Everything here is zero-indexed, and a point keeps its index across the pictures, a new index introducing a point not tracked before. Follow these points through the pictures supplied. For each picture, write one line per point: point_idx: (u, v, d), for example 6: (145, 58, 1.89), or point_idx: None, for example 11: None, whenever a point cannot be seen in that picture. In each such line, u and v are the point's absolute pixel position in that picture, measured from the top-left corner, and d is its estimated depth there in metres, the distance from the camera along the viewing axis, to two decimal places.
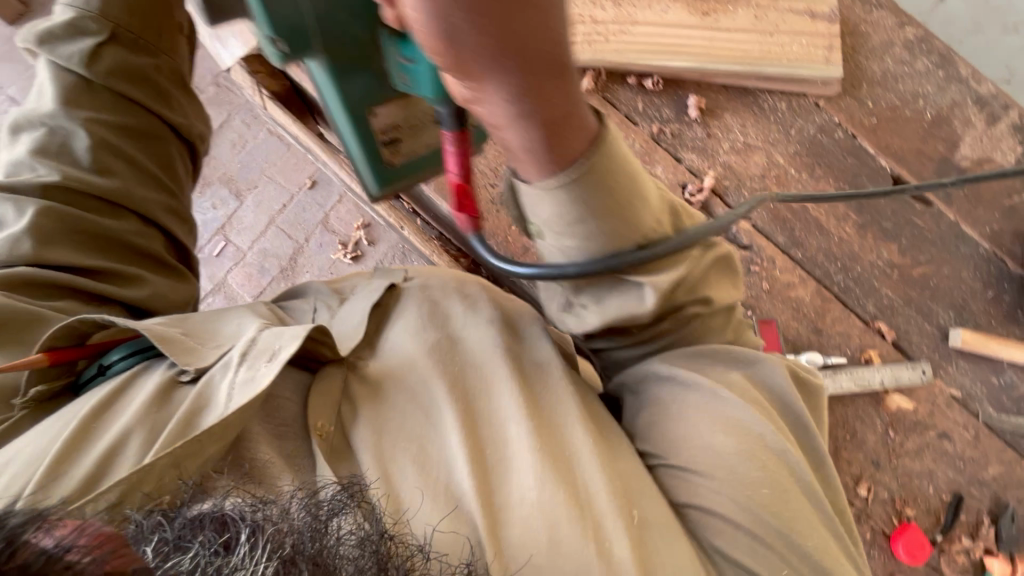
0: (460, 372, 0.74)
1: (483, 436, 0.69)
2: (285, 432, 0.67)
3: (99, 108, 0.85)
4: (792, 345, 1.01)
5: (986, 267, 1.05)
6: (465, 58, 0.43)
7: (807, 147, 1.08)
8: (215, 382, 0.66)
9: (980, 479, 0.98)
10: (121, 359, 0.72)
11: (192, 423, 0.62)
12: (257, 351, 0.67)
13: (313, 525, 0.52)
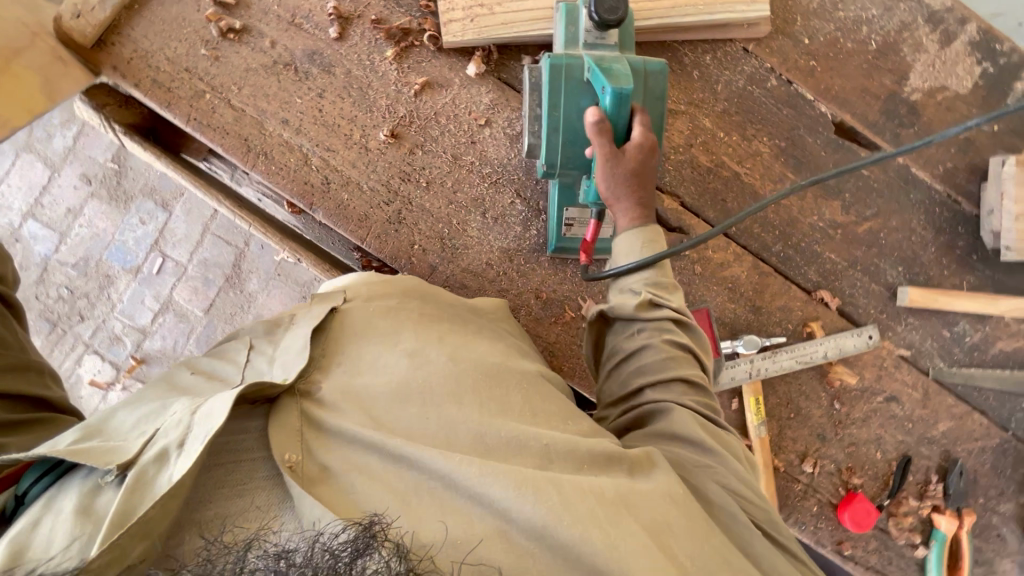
0: (423, 382, 0.60)
1: (466, 442, 0.56)
2: (246, 491, 0.51)
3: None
4: (731, 329, 0.95)
5: (937, 213, 0.97)
6: (613, 190, 0.74)
7: (736, 103, 0.96)
8: (151, 477, 0.47)
9: (929, 437, 0.96)
10: (34, 482, 0.49)
11: (130, 516, 0.44)
12: (188, 426, 0.49)
13: (340, 566, 0.39)
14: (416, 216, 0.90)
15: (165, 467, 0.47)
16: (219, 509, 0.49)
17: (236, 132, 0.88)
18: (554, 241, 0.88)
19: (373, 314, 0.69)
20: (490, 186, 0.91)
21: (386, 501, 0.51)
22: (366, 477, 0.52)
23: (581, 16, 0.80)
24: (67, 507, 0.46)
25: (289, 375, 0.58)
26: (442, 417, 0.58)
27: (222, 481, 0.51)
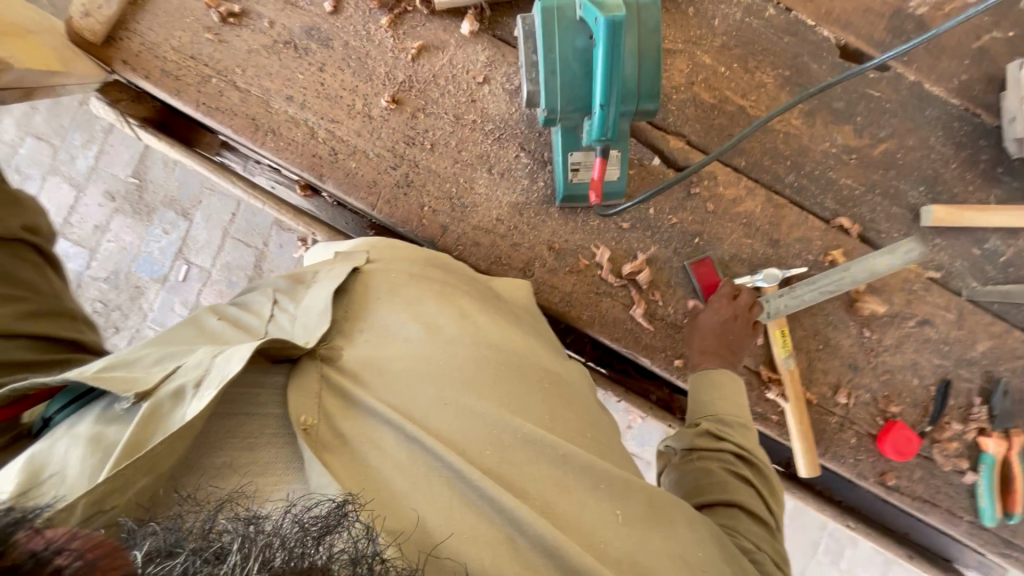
0: (444, 366, 0.65)
1: (471, 427, 0.60)
2: (256, 444, 0.55)
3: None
4: (750, 265, 0.93)
5: (956, 128, 0.94)
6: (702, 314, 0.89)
7: (735, 36, 0.95)
8: (166, 411, 0.52)
9: (968, 359, 0.92)
10: (61, 411, 0.56)
11: (141, 446, 0.49)
12: (199, 373, 0.54)
13: (306, 540, 0.41)
14: (424, 178, 0.91)
15: (180, 404, 0.52)
16: (225, 456, 0.53)
17: (244, 113, 0.90)
18: (562, 189, 0.88)
19: (397, 292, 0.73)
20: (493, 143, 0.92)
21: (393, 474, 0.56)
22: (381, 452, 0.57)
23: None
24: (86, 426, 0.52)
25: (311, 339, 0.63)
26: (454, 400, 0.62)
27: (233, 430, 0.55)
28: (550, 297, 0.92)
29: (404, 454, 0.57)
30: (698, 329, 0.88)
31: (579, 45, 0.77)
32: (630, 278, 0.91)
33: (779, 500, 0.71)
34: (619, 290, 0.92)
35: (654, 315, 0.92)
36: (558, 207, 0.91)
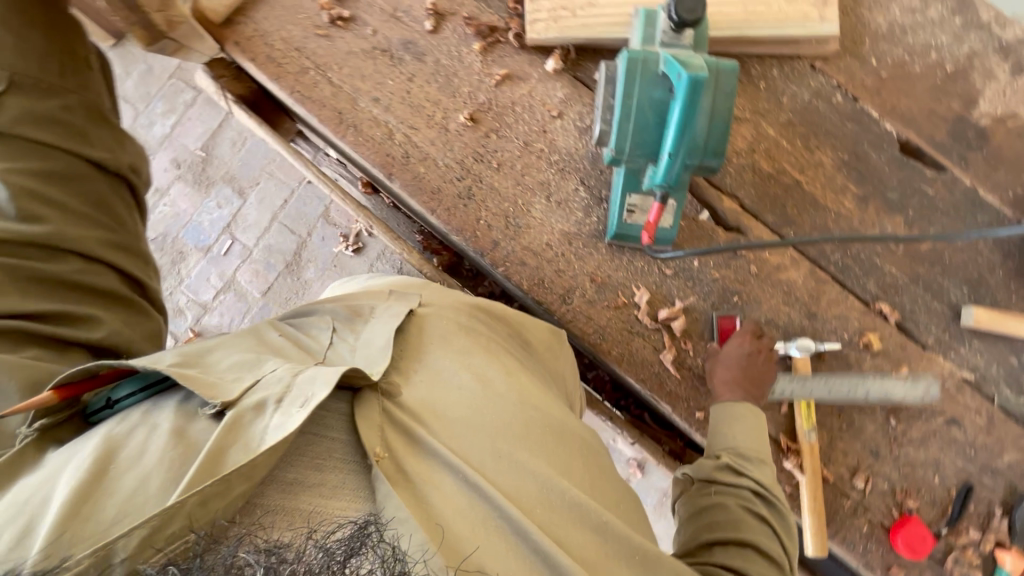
0: (500, 420, 0.66)
1: (531, 486, 0.62)
2: (324, 467, 0.56)
3: (19, 155, 0.66)
4: (784, 332, 0.94)
5: (1006, 237, 0.96)
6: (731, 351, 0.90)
7: (801, 115, 0.99)
8: (247, 422, 0.53)
9: (993, 468, 0.91)
10: (131, 395, 0.57)
11: (220, 461, 0.50)
12: (284, 392, 0.55)
13: (332, 565, 0.41)
14: (485, 194, 0.96)
15: (261, 418, 0.54)
16: (289, 473, 0.54)
17: (332, 106, 0.97)
18: (615, 226, 0.91)
19: (456, 337, 0.75)
20: (556, 173, 0.96)
21: (458, 523, 0.57)
22: (443, 497, 0.58)
23: (659, 19, 0.87)
24: (166, 422, 0.54)
25: (376, 370, 0.64)
26: (511, 456, 0.64)
27: (302, 448, 0.56)
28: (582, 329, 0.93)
29: (469, 508, 0.58)
30: (723, 384, 0.89)
31: (656, 97, 0.82)
32: (664, 323, 0.93)
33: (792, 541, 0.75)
34: (652, 333, 0.93)
35: (683, 364, 0.93)
36: (606, 243, 0.95)
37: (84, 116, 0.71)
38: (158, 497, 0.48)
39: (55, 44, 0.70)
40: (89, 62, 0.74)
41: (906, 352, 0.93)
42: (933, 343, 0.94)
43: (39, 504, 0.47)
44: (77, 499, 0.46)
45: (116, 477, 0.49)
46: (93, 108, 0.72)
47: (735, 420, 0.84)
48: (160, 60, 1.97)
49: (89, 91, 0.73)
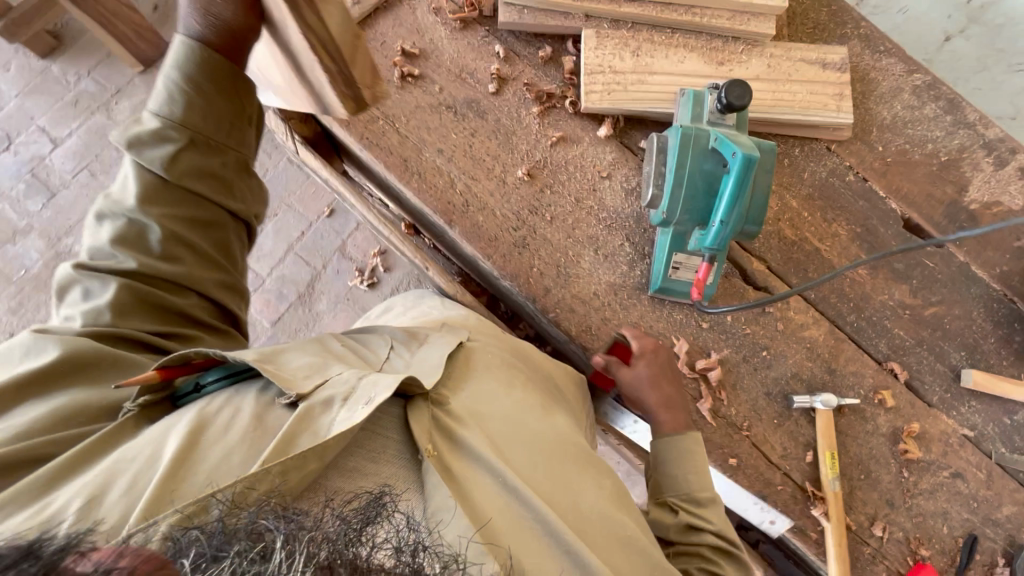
0: (528, 432, 0.75)
1: (550, 493, 0.69)
2: (380, 459, 0.64)
3: (173, 199, 0.72)
4: (808, 386, 1.02)
5: (995, 309, 1.08)
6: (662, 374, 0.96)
7: (819, 190, 1.11)
8: (316, 413, 0.62)
9: (993, 519, 0.99)
10: (216, 381, 0.67)
11: (290, 445, 0.58)
12: (352, 395, 0.63)
13: (349, 532, 0.47)
14: (539, 244, 1.02)
15: (327, 412, 0.62)
16: (353, 463, 0.62)
17: (398, 154, 1.03)
18: (659, 281, 0.99)
19: (490, 365, 0.85)
20: (604, 229, 1.04)
21: (486, 512, 0.64)
22: (478, 489, 0.65)
23: (706, 100, 0.97)
24: (248, 406, 0.63)
25: (429, 383, 0.73)
26: (534, 466, 0.71)
27: (361, 441, 0.64)
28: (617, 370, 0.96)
29: (504, 504, 0.65)
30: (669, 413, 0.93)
31: (706, 170, 0.91)
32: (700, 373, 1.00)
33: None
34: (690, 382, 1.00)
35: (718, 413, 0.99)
36: (648, 296, 1.02)
37: (234, 172, 0.76)
38: (241, 468, 0.57)
39: (230, 107, 0.74)
40: (251, 119, 0.78)
41: (915, 409, 1.02)
42: (938, 401, 1.03)
43: (144, 466, 0.55)
44: (174, 465, 0.55)
45: (205, 445, 0.58)
46: (243, 164, 0.78)
47: (676, 461, 0.88)
48: None
49: (244, 148, 0.77)
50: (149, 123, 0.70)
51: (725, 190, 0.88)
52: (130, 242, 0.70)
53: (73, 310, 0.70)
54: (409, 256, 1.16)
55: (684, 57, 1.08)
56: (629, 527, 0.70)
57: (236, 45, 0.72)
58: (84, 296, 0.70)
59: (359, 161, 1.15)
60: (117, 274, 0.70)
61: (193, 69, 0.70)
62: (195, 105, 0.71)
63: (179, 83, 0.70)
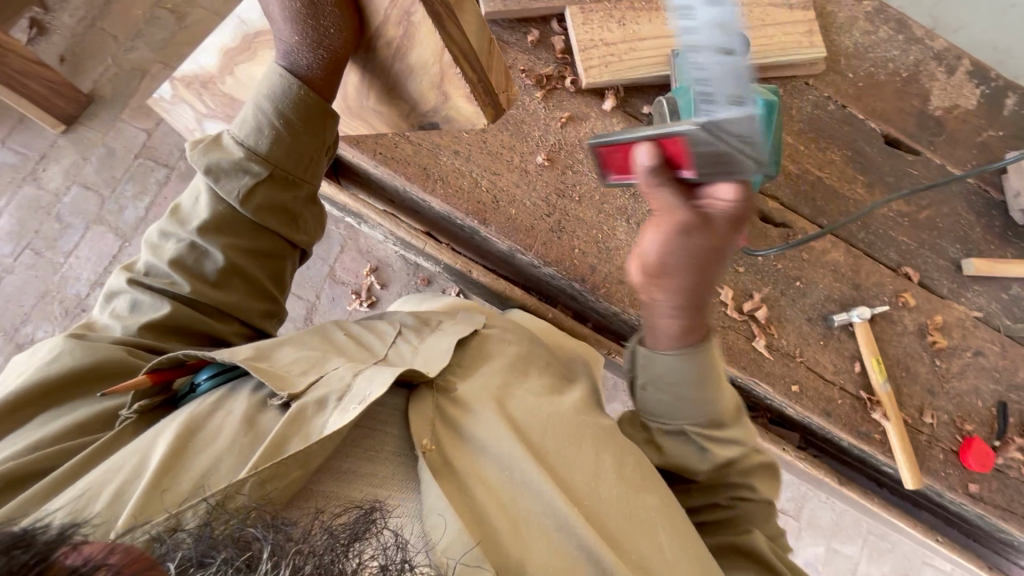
0: (528, 417, 0.74)
1: (554, 473, 0.70)
2: (376, 458, 0.65)
3: (236, 232, 0.76)
4: (842, 304, 1.09)
5: (977, 201, 1.19)
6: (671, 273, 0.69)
7: (808, 123, 1.18)
8: (309, 414, 0.64)
9: (1016, 384, 1.11)
10: (207, 380, 0.70)
11: (281, 448, 0.60)
12: (348, 394, 0.66)
13: (335, 547, 0.46)
14: (575, 225, 1.04)
15: (322, 412, 0.65)
16: (352, 466, 0.63)
17: (416, 163, 1.01)
18: None
19: (503, 347, 0.84)
20: (631, 198, 1.05)
21: (488, 499, 0.67)
22: (479, 480, 0.68)
23: None
24: (239, 407, 0.65)
25: (432, 369, 0.75)
26: (536, 446, 0.71)
27: (358, 441, 0.66)
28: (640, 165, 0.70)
29: (503, 488, 0.68)
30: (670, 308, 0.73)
31: None
32: (749, 314, 1.06)
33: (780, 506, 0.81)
34: (741, 324, 1.06)
35: (772, 346, 1.06)
36: None
37: (302, 204, 0.80)
38: (229, 474, 0.59)
39: (309, 142, 0.76)
40: (327, 150, 0.80)
41: (932, 303, 1.12)
42: (948, 293, 1.14)
43: (131, 476, 0.58)
44: (162, 470, 0.57)
45: (194, 449, 0.61)
46: (312, 195, 0.81)
47: (687, 385, 0.77)
48: (122, 140, 1.83)
49: (316, 180, 0.80)
50: (233, 153, 0.74)
51: None
52: (189, 266, 0.75)
53: (117, 319, 0.75)
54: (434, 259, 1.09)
55: (667, 18, 1.10)
56: (654, 506, 0.69)
57: (336, 69, 0.71)
58: (132, 308, 0.75)
59: (366, 175, 1.08)
60: (169, 298, 0.74)
61: (287, 105, 0.73)
62: (281, 140, 0.74)
63: (270, 117, 0.73)
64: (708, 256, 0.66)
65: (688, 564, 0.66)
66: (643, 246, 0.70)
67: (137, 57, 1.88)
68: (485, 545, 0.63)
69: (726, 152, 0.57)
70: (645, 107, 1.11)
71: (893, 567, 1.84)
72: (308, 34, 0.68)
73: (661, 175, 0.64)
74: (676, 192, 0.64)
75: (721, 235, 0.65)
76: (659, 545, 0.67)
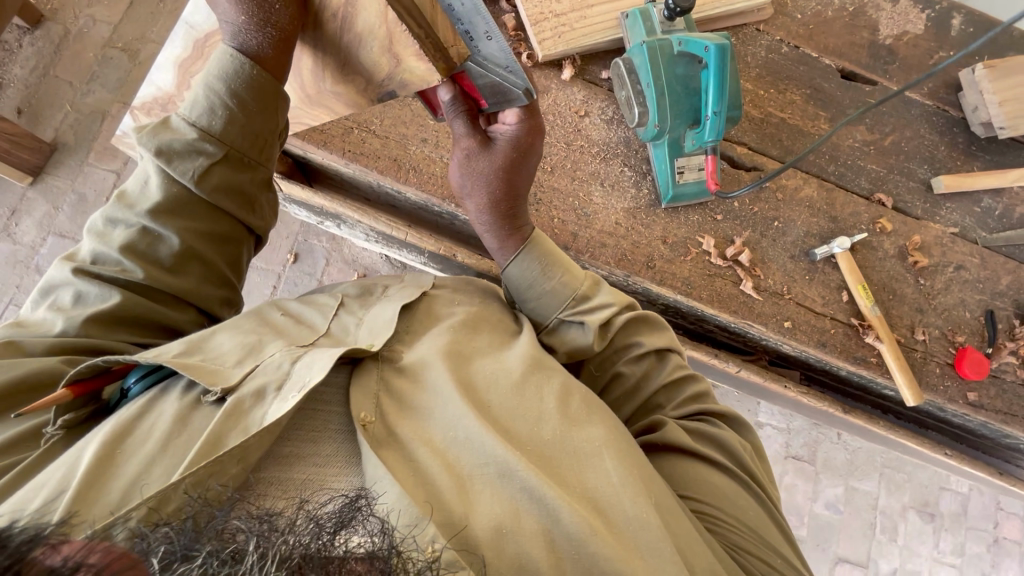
0: (473, 379, 0.72)
1: (503, 428, 0.68)
2: (319, 437, 0.62)
3: (193, 214, 0.75)
4: (821, 238, 1.11)
5: (938, 121, 1.21)
6: (511, 198, 0.90)
7: (765, 68, 1.20)
8: (247, 407, 0.60)
9: (999, 292, 1.14)
10: (137, 381, 0.66)
11: (218, 445, 0.56)
12: (288, 384, 0.62)
13: (321, 535, 0.42)
14: (550, 195, 1.06)
15: (260, 404, 0.61)
16: (295, 447, 0.60)
17: (386, 155, 1.02)
18: (669, 190, 1.04)
19: (451, 308, 0.85)
20: (601, 162, 1.08)
21: (432, 463, 0.62)
22: (422, 446, 0.63)
23: (653, 15, 1.01)
24: (172, 406, 0.61)
25: (376, 342, 0.74)
26: (484, 404, 0.69)
27: (301, 421, 0.62)
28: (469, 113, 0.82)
29: (447, 450, 0.64)
30: (518, 220, 0.91)
31: (681, 74, 0.97)
32: (733, 259, 1.08)
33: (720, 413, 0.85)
34: (726, 270, 1.08)
35: (760, 288, 1.08)
36: (662, 208, 1.08)
37: (260, 187, 0.79)
38: (162, 478, 0.54)
39: (263, 122, 0.75)
40: (279, 133, 0.80)
41: (908, 226, 1.14)
42: (922, 213, 1.16)
43: (52, 493, 0.52)
44: (84, 484, 0.52)
45: (122, 457, 0.56)
46: (268, 179, 0.80)
47: (538, 279, 0.88)
48: (92, 184, 1.83)
49: (272, 164, 0.80)
50: (185, 134, 0.72)
51: (708, 84, 0.95)
52: (142, 251, 0.74)
53: (58, 311, 0.72)
54: (416, 242, 1.09)
55: None
56: (599, 435, 0.69)
57: (288, 46, 0.72)
58: (75, 300, 0.72)
59: (337, 176, 1.11)
60: (117, 287, 0.73)
61: (239, 84, 0.71)
62: (236, 121, 0.73)
63: (222, 97, 0.72)
64: (515, 169, 0.86)
65: (637, 488, 0.65)
66: (453, 172, 0.91)
67: (95, 100, 1.87)
68: (427, 504, 0.58)
69: (502, 85, 0.72)
70: (602, 73, 1.12)
71: (911, 496, 1.87)
72: (253, 12, 0.68)
73: (460, 105, 0.80)
74: (467, 120, 0.82)
75: (501, 155, 0.84)
76: (609, 473, 0.66)
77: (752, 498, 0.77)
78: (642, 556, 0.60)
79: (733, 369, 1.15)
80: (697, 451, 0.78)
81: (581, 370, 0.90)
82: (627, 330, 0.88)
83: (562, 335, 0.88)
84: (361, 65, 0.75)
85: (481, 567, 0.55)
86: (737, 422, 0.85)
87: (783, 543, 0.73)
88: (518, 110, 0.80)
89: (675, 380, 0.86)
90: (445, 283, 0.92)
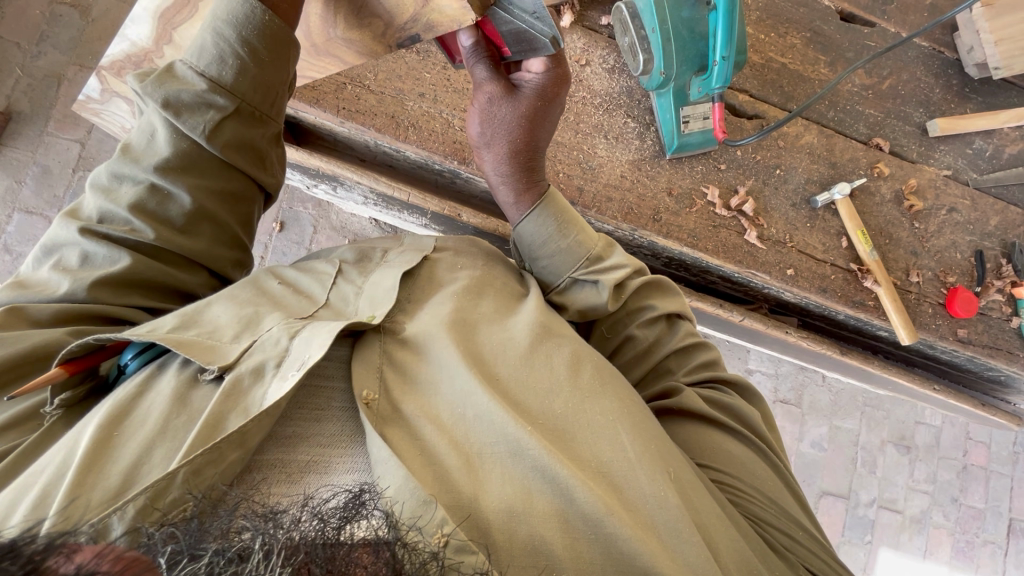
0: (481, 351, 0.72)
1: (513, 402, 0.67)
2: (323, 416, 0.61)
3: (201, 170, 0.71)
4: (821, 184, 1.12)
5: (934, 63, 1.20)
6: (531, 151, 0.88)
7: (765, 10, 1.17)
8: (246, 385, 0.58)
9: (988, 233, 1.17)
10: (134, 359, 0.63)
11: (218, 427, 0.54)
12: (288, 360, 0.61)
13: (327, 529, 0.41)
14: (554, 149, 1.04)
15: (260, 381, 0.59)
16: (297, 427, 0.59)
17: (383, 113, 0.97)
18: (675, 140, 1.03)
19: (456, 273, 0.83)
20: (604, 113, 1.06)
21: (441, 443, 0.62)
22: (432, 426, 0.63)
23: None
24: (169, 383, 0.59)
25: (378, 314, 0.71)
26: (494, 378, 0.69)
27: (302, 401, 0.61)
28: (495, 62, 0.82)
29: (456, 427, 0.64)
30: (537, 175, 0.89)
31: (689, 16, 0.93)
32: (737, 209, 1.08)
33: (730, 381, 0.88)
34: (731, 221, 1.08)
35: (764, 237, 1.09)
36: (666, 159, 1.07)
37: (266, 141, 0.76)
38: (163, 463, 0.52)
39: (275, 73, 0.72)
40: (289, 86, 0.76)
41: (904, 170, 1.15)
42: (918, 156, 1.18)
43: (53, 477, 0.50)
44: (83, 467, 0.50)
45: (118, 441, 0.54)
46: (277, 134, 0.77)
47: (552, 238, 0.87)
48: (55, 155, 1.72)
49: (283, 117, 0.76)
50: (194, 85, 0.69)
51: (717, 27, 0.92)
52: (151, 211, 0.70)
53: (64, 272, 0.69)
54: (419, 203, 1.06)
55: None
56: (610, 409, 0.69)
57: None
58: (83, 261, 0.69)
59: (331, 136, 1.07)
60: (126, 249, 0.69)
61: (252, 31, 0.68)
62: (247, 72, 0.70)
63: (232, 45, 0.68)
64: (537, 119, 0.85)
65: (649, 461, 0.66)
66: (470, 122, 0.89)
67: (48, 63, 1.73)
68: (434, 486, 0.58)
69: (528, 33, 0.70)
70: (601, 20, 1.08)
71: (890, 431, 1.98)
72: None
73: (483, 51, 0.81)
74: (490, 66, 0.82)
75: (524, 104, 0.83)
76: (623, 447, 0.66)
77: (759, 457, 0.80)
78: (655, 530, 0.62)
79: (736, 318, 1.17)
80: (709, 416, 0.81)
81: (591, 332, 0.91)
82: (647, 292, 0.89)
83: (576, 293, 0.86)
84: (379, 9, 0.73)
85: (492, 550, 0.56)
86: (746, 387, 0.88)
87: (790, 503, 0.76)
88: (545, 59, 0.79)
89: (688, 347, 0.88)
90: (445, 244, 0.89)
